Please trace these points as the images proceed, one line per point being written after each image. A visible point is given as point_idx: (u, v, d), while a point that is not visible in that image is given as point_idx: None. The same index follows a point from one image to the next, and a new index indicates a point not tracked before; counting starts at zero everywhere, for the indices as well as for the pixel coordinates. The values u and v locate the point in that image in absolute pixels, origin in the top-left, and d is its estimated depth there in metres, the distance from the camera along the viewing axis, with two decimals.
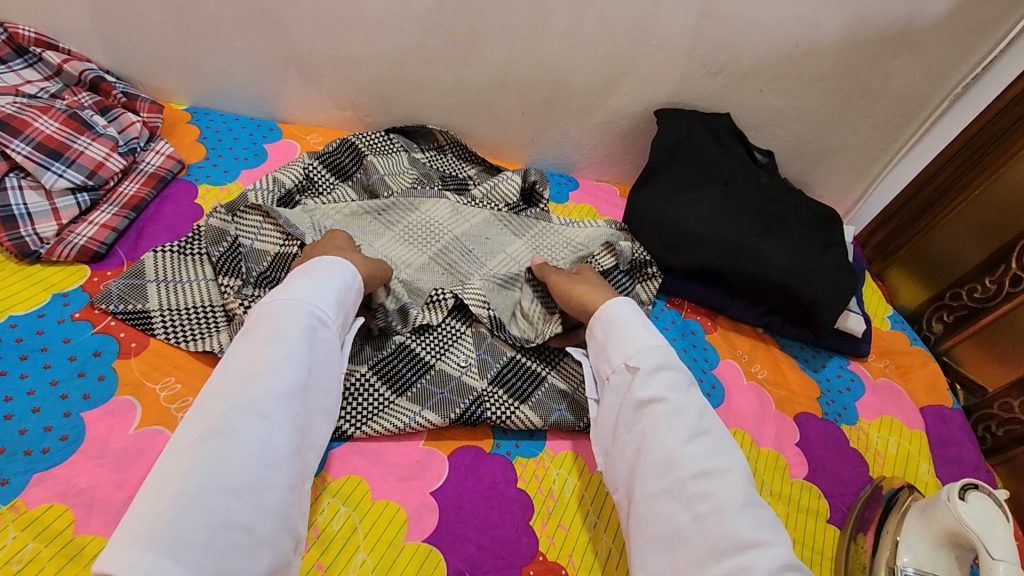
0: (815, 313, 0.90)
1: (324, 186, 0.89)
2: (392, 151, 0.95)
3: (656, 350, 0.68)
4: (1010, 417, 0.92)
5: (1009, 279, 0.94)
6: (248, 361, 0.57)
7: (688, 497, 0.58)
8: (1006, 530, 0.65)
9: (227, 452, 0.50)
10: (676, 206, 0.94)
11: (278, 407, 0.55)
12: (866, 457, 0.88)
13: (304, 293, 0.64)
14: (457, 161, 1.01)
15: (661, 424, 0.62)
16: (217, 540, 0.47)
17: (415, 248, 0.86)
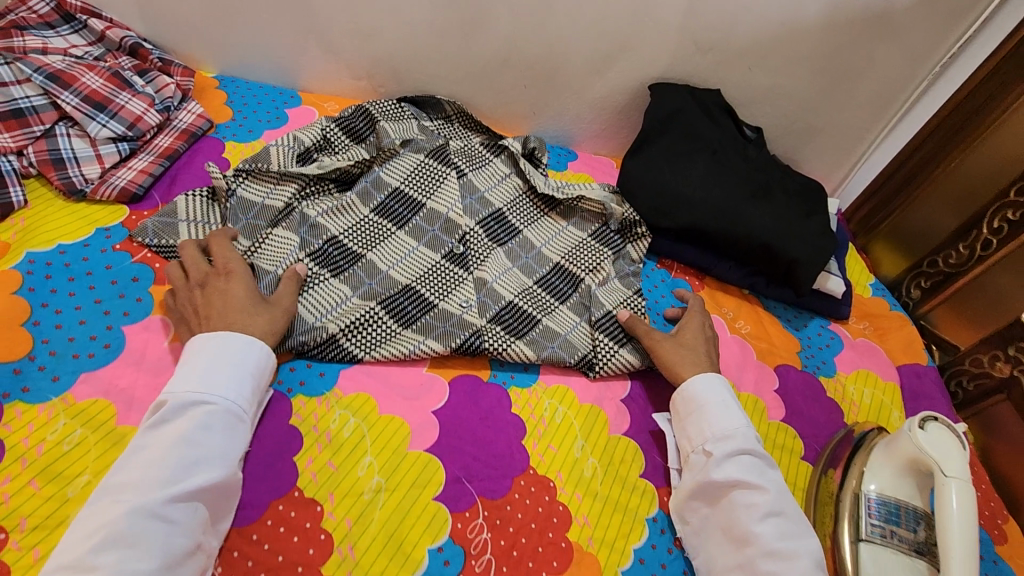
0: (796, 272, 0.96)
1: (338, 145, 0.95)
2: (403, 117, 1.00)
3: (738, 435, 0.73)
4: (980, 371, 0.97)
5: (981, 244, 1.00)
6: (146, 465, 0.55)
7: (760, 574, 0.63)
8: (960, 454, 0.71)
9: (120, 573, 0.49)
10: (667, 172, 1.00)
11: (174, 512, 0.53)
12: (842, 406, 0.94)
13: (214, 383, 0.61)
14: (463, 130, 1.05)
15: (740, 508, 0.68)
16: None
17: (418, 201, 0.90)
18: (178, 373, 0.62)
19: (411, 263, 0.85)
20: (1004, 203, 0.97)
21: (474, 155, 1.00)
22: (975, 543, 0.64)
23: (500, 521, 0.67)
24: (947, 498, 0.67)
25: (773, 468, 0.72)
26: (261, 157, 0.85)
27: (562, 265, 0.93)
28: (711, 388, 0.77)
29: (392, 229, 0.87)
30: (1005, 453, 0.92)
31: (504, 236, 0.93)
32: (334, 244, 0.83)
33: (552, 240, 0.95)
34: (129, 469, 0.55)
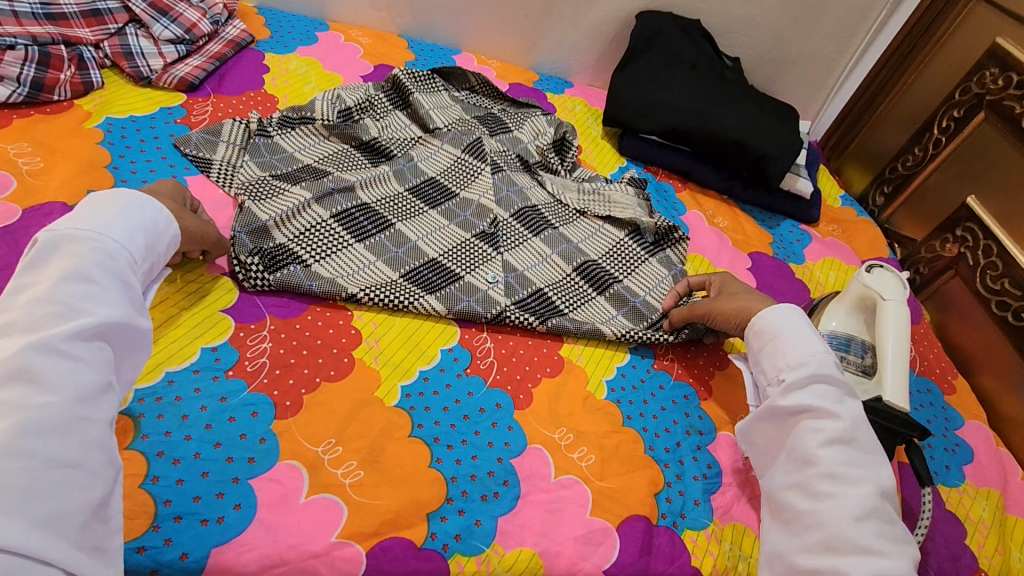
0: (765, 166, 1.08)
1: (379, 113, 1.01)
2: (435, 90, 1.07)
3: (814, 363, 0.68)
4: (934, 255, 1.08)
5: (932, 143, 1.11)
6: (32, 305, 0.48)
7: (816, 492, 0.62)
8: (900, 288, 0.82)
9: (23, 405, 0.43)
10: (651, 82, 1.13)
11: (79, 347, 0.48)
12: (809, 285, 1.05)
13: (98, 228, 0.56)
14: (487, 100, 1.13)
15: (806, 433, 0.66)
16: (37, 485, 0.41)
17: (451, 191, 0.94)
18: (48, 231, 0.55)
19: (440, 238, 0.86)
20: (952, 105, 1.09)
21: (509, 158, 1.03)
22: (907, 346, 0.76)
23: (501, 336, 0.79)
24: (885, 314, 0.79)
25: (852, 398, 0.68)
26: (307, 108, 0.95)
27: (597, 261, 0.93)
28: (789, 317, 0.73)
29: (423, 207, 0.90)
30: (957, 325, 1.02)
31: (540, 226, 0.95)
32: (366, 210, 0.85)
33: (581, 232, 0.97)
34: (13, 310, 0.48)
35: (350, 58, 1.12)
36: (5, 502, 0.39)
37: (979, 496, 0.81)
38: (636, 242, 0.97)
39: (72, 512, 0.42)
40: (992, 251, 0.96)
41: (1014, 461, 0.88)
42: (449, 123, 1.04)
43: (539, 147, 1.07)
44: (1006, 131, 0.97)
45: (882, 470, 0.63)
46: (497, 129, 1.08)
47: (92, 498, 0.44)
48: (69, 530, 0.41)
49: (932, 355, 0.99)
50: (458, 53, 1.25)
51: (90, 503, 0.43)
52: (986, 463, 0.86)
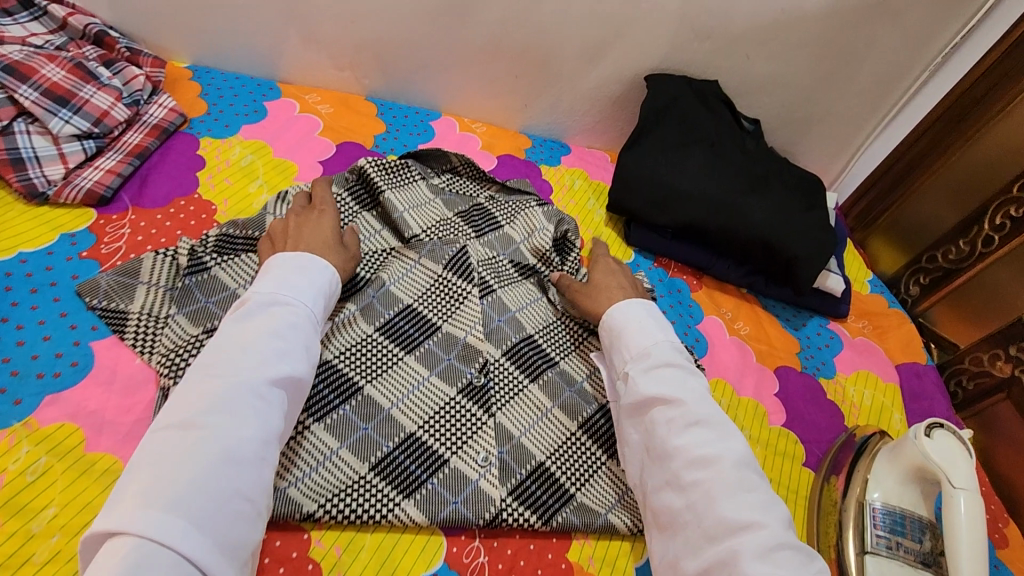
0: (795, 270, 0.94)
1: (344, 218, 0.85)
2: (410, 180, 0.90)
3: (655, 350, 0.73)
4: (980, 369, 0.96)
5: (983, 239, 0.99)
6: (239, 352, 0.58)
7: (683, 485, 0.63)
8: (969, 466, 0.69)
9: (221, 434, 0.52)
10: (665, 165, 0.96)
11: (269, 399, 0.57)
12: (842, 408, 0.92)
13: (290, 292, 0.64)
14: (473, 184, 0.96)
15: (660, 422, 0.67)
16: (221, 513, 0.50)
17: (433, 323, 0.79)
18: (254, 286, 0.65)
19: (420, 399, 0.72)
20: (1008, 199, 0.97)
21: (502, 267, 0.88)
22: (983, 554, 0.63)
23: (497, 543, 0.66)
24: (954, 508, 0.66)
25: (696, 377, 0.71)
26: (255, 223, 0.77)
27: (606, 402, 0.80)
28: (627, 315, 0.77)
29: (400, 354, 0.75)
30: (1006, 453, 0.90)
31: (538, 366, 0.80)
32: (329, 371, 0.70)
33: (587, 366, 0.83)
34: (221, 352, 0.58)
35: (306, 136, 0.93)
36: (203, 515, 0.49)
37: None
38: None
39: (242, 539, 0.51)
40: None
41: None
42: (427, 226, 0.87)
43: (535, 249, 0.91)
44: None
45: (737, 443, 0.65)
46: (485, 227, 0.91)
47: (255, 535, 0.52)
48: (235, 558, 0.50)
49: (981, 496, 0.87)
50: (436, 117, 1.07)
51: (253, 538, 0.52)
52: None
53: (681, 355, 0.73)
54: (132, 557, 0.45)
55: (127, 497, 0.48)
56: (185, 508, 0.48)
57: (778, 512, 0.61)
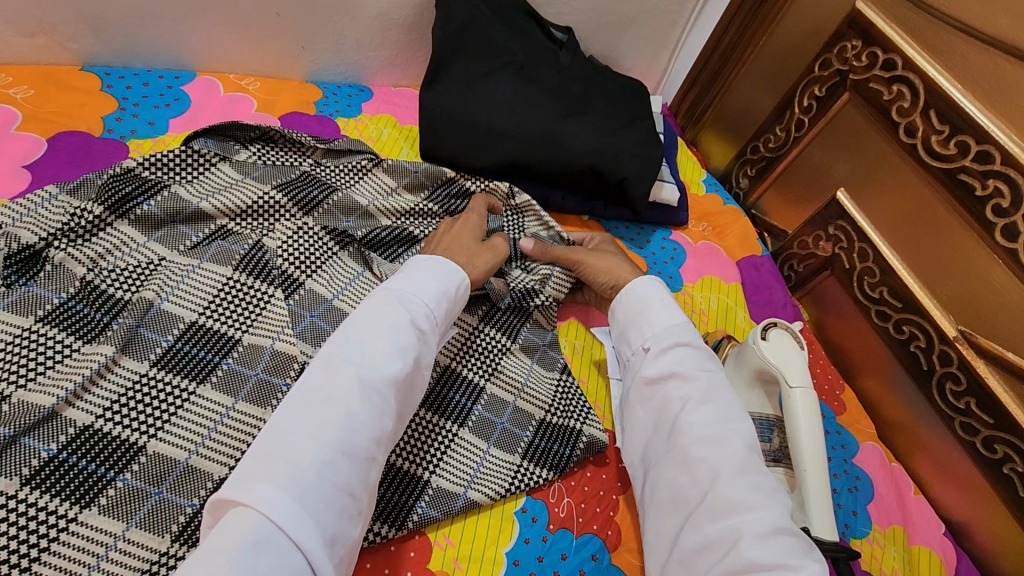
0: (628, 190, 0.89)
1: (87, 233, 0.66)
2: (202, 167, 0.75)
3: (675, 330, 0.70)
4: (806, 252, 0.99)
5: (795, 124, 0.99)
6: (379, 347, 0.57)
7: (691, 463, 0.60)
8: (801, 360, 0.70)
9: (345, 426, 0.52)
10: (473, 99, 0.85)
11: (384, 395, 0.56)
12: (692, 318, 0.92)
13: (418, 288, 0.64)
14: (289, 154, 0.82)
15: (671, 400, 0.65)
16: (330, 508, 0.49)
17: (231, 337, 0.66)
18: (403, 280, 0.64)
19: (225, 436, 0.60)
20: (812, 79, 0.96)
21: (308, 248, 0.74)
22: (823, 450, 0.65)
23: None
24: (792, 407, 0.67)
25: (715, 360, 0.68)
26: None
27: (453, 367, 0.72)
28: (651, 291, 0.74)
29: (189, 389, 0.61)
30: (837, 324, 0.96)
31: None
32: (89, 437, 0.55)
33: None
34: (377, 341, 0.57)
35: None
36: (315, 507, 0.48)
37: (888, 542, 0.78)
38: (496, 331, 0.77)
39: (342, 536, 0.50)
40: (868, 256, 0.88)
41: (905, 474, 0.86)
42: (218, 218, 0.73)
43: (376, 209, 0.81)
44: (874, 118, 0.86)
45: (747, 423, 0.63)
46: (306, 196, 0.77)
47: (355, 530, 0.52)
48: (335, 555, 0.49)
49: (819, 369, 0.93)
50: (191, 78, 0.87)
51: (352, 532, 0.51)
52: (885, 495, 0.83)
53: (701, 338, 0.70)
54: (251, 538, 0.44)
55: (254, 466, 0.49)
56: (302, 497, 0.47)
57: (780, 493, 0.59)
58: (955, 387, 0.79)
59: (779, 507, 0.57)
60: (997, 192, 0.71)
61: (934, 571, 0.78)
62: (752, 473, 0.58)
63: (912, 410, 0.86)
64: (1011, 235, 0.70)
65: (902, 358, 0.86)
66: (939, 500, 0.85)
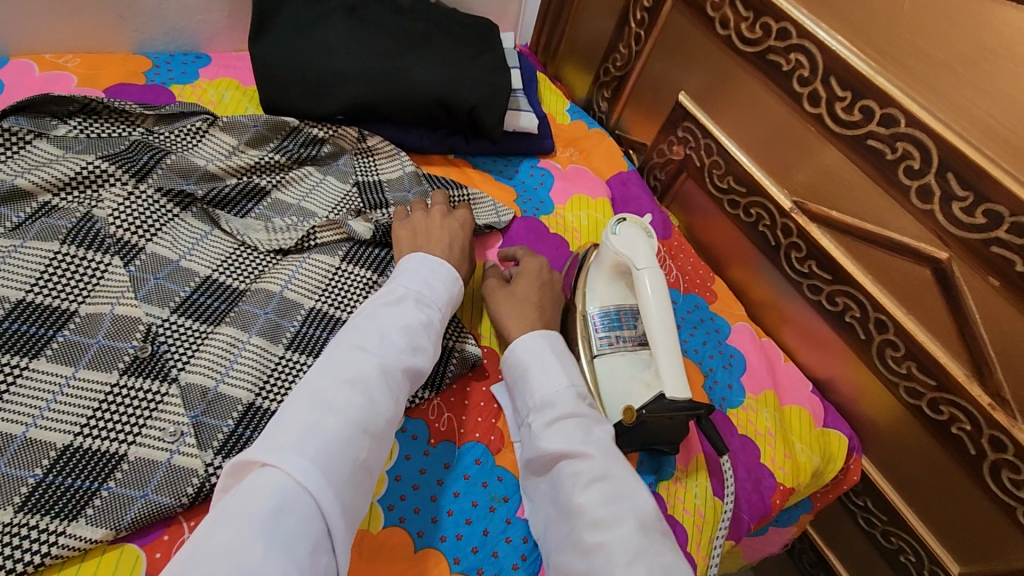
0: (480, 119, 0.91)
1: None
2: (14, 144, 0.71)
3: (559, 400, 0.63)
4: (665, 159, 1.04)
5: (634, 39, 1.03)
6: (394, 338, 0.58)
7: (586, 549, 0.53)
8: (649, 245, 0.74)
9: (369, 407, 0.52)
10: (305, 45, 0.84)
11: (398, 382, 0.56)
12: (565, 237, 0.95)
13: (431, 287, 0.66)
14: (115, 124, 0.78)
15: (564, 480, 0.58)
16: (350, 482, 0.48)
17: (66, 310, 0.63)
18: (405, 277, 0.66)
19: (66, 403, 0.57)
20: None
21: (144, 212, 0.72)
22: (671, 318, 0.69)
23: None
24: (641, 288, 0.71)
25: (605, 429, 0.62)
26: None
27: (314, 308, 0.72)
28: (533, 352, 0.67)
29: (20, 364, 0.58)
30: (702, 223, 1.02)
31: (221, 308, 0.69)
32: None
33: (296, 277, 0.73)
34: (393, 334, 0.58)
35: None
36: (340, 479, 0.47)
37: (760, 406, 0.84)
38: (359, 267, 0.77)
39: (355, 517, 0.49)
40: (712, 151, 0.94)
41: (774, 346, 0.93)
42: (38, 194, 0.69)
43: (220, 167, 0.79)
44: (695, 18, 0.90)
45: (644, 499, 0.56)
46: (141, 163, 0.75)
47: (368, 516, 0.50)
48: (351, 535, 0.48)
49: (690, 266, 0.98)
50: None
51: (364, 512, 0.50)
52: (757, 366, 0.89)
53: (589, 404, 0.64)
54: (273, 504, 0.43)
55: (278, 435, 0.47)
56: (327, 466, 0.46)
57: None
58: (799, 254, 0.86)
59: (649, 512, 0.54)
60: (798, 64, 0.77)
61: (804, 425, 0.85)
62: (651, 556, 0.51)
63: (772, 287, 0.93)
64: (814, 101, 0.76)
65: (755, 239, 0.92)
66: (806, 363, 0.92)
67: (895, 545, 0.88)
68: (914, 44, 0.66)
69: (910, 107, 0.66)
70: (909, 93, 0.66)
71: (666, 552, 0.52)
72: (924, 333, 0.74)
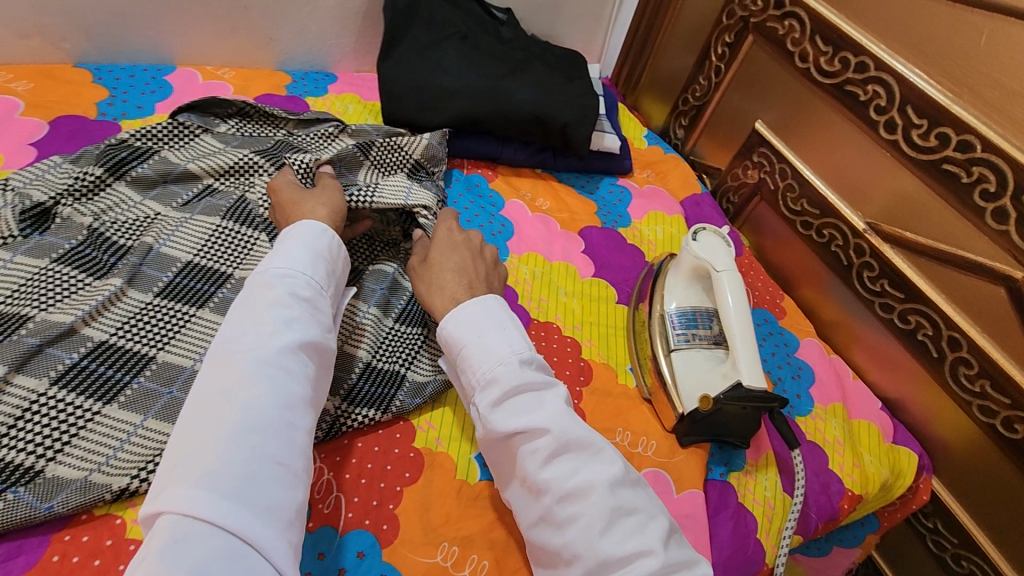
0: (570, 136, 1.01)
1: (91, 192, 0.75)
2: (189, 136, 0.85)
3: (501, 374, 0.59)
4: (739, 183, 1.11)
5: (714, 71, 1.12)
6: (253, 327, 0.54)
7: (559, 522, 0.54)
8: (727, 250, 0.81)
9: (243, 407, 0.49)
10: (425, 66, 0.97)
11: (282, 366, 0.53)
12: (642, 247, 1.02)
13: (296, 258, 0.61)
14: (265, 126, 0.92)
15: (523, 458, 0.57)
16: (254, 479, 0.47)
17: (224, 272, 0.74)
18: (270, 255, 0.62)
19: None
20: (721, 30, 1.09)
21: None
22: (748, 315, 0.75)
23: (339, 455, 0.65)
24: (721, 287, 0.77)
25: (557, 393, 0.60)
26: None
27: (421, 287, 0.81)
28: (470, 324, 0.64)
29: (191, 312, 0.69)
30: (774, 243, 1.07)
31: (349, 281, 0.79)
32: (105, 349, 0.63)
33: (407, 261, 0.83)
34: (256, 322, 0.55)
35: (3, 120, 0.80)
36: (234, 489, 0.45)
37: (829, 417, 0.87)
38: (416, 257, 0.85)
39: (281, 502, 0.48)
40: (787, 174, 1.00)
41: (843, 363, 0.96)
42: (204, 178, 0.82)
43: None
44: (775, 52, 0.98)
45: (609, 461, 0.57)
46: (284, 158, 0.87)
47: (296, 495, 0.49)
48: (278, 521, 0.47)
49: (760, 283, 1.03)
50: (172, 70, 0.97)
51: (292, 498, 0.49)
52: (826, 379, 0.92)
53: (532, 369, 0.61)
54: (169, 538, 0.42)
55: (168, 479, 0.46)
56: (209, 484, 0.45)
57: (657, 528, 0.54)
58: (871, 273, 0.90)
59: (617, 465, 0.56)
60: (876, 94, 0.83)
61: (873, 438, 0.87)
62: (625, 518, 0.54)
63: (842, 306, 0.97)
64: (891, 128, 0.82)
65: (828, 260, 0.97)
66: (876, 383, 0.94)
67: (967, 570, 0.88)
68: (990, 76, 0.71)
69: (986, 133, 0.71)
70: (987, 121, 0.71)
71: (637, 504, 0.55)
72: (998, 351, 0.76)
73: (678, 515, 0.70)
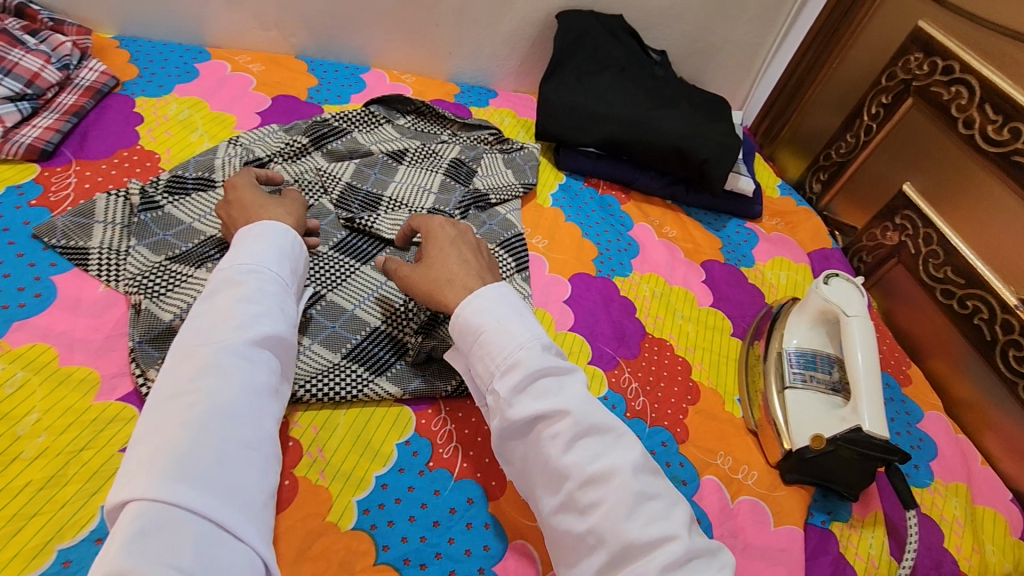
0: (708, 172, 1.05)
1: (297, 156, 0.89)
2: (375, 124, 0.99)
3: (522, 359, 0.58)
4: (875, 244, 1.09)
5: (864, 130, 1.12)
6: (218, 325, 0.56)
7: (582, 508, 0.53)
8: (859, 299, 0.82)
9: (208, 398, 0.51)
10: (583, 91, 1.06)
11: (251, 359, 0.55)
12: (763, 289, 1.02)
13: (261, 255, 0.63)
14: (434, 125, 1.04)
15: (542, 444, 0.56)
16: (223, 464, 0.49)
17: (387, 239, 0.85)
18: (233, 255, 0.63)
19: (380, 300, 0.77)
20: (879, 90, 1.09)
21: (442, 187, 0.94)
22: (876, 364, 0.76)
23: (462, 412, 0.71)
24: (850, 333, 0.78)
25: (577, 380, 0.60)
26: (205, 167, 0.82)
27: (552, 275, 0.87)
28: (489, 308, 0.61)
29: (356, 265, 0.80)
30: (906, 310, 1.03)
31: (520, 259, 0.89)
32: None
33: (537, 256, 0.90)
34: (229, 317, 0.56)
35: (239, 92, 0.98)
36: (207, 474, 0.48)
37: (950, 494, 0.82)
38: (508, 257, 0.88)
39: (251, 485, 0.50)
40: (932, 240, 0.97)
41: (972, 445, 0.89)
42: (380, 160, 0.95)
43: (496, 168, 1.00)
44: (935, 117, 0.97)
45: (631, 446, 0.57)
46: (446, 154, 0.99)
47: (265, 482, 0.52)
48: (247, 504, 0.49)
49: (887, 346, 0.99)
50: (367, 70, 1.14)
51: (261, 483, 0.52)
52: (951, 456, 0.86)
53: (551, 355, 0.60)
54: (138, 526, 0.44)
55: (136, 463, 0.47)
56: (180, 466, 0.47)
57: (678, 513, 0.55)
58: (1018, 352, 0.85)
59: (637, 451, 0.57)
60: None
61: (998, 528, 0.80)
62: (647, 501, 0.54)
63: (978, 384, 0.91)
64: None
65: (969, 334, 0.92)
66: (1007, 473, 0.87)
67: None
68: None
69: None
70: None
71: (658, 487, 0.55)
72: None
73: (773, 548, 0.70)
